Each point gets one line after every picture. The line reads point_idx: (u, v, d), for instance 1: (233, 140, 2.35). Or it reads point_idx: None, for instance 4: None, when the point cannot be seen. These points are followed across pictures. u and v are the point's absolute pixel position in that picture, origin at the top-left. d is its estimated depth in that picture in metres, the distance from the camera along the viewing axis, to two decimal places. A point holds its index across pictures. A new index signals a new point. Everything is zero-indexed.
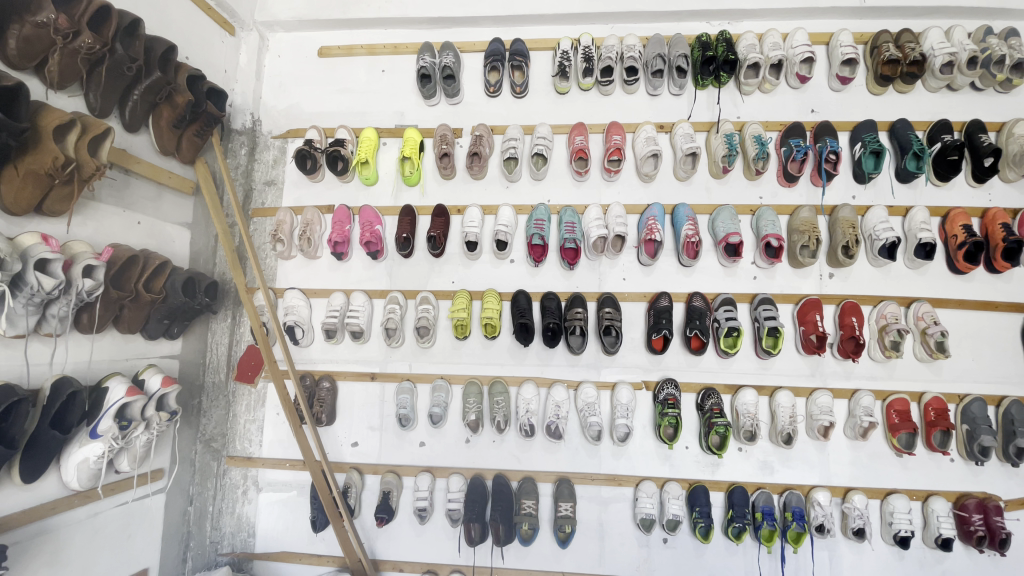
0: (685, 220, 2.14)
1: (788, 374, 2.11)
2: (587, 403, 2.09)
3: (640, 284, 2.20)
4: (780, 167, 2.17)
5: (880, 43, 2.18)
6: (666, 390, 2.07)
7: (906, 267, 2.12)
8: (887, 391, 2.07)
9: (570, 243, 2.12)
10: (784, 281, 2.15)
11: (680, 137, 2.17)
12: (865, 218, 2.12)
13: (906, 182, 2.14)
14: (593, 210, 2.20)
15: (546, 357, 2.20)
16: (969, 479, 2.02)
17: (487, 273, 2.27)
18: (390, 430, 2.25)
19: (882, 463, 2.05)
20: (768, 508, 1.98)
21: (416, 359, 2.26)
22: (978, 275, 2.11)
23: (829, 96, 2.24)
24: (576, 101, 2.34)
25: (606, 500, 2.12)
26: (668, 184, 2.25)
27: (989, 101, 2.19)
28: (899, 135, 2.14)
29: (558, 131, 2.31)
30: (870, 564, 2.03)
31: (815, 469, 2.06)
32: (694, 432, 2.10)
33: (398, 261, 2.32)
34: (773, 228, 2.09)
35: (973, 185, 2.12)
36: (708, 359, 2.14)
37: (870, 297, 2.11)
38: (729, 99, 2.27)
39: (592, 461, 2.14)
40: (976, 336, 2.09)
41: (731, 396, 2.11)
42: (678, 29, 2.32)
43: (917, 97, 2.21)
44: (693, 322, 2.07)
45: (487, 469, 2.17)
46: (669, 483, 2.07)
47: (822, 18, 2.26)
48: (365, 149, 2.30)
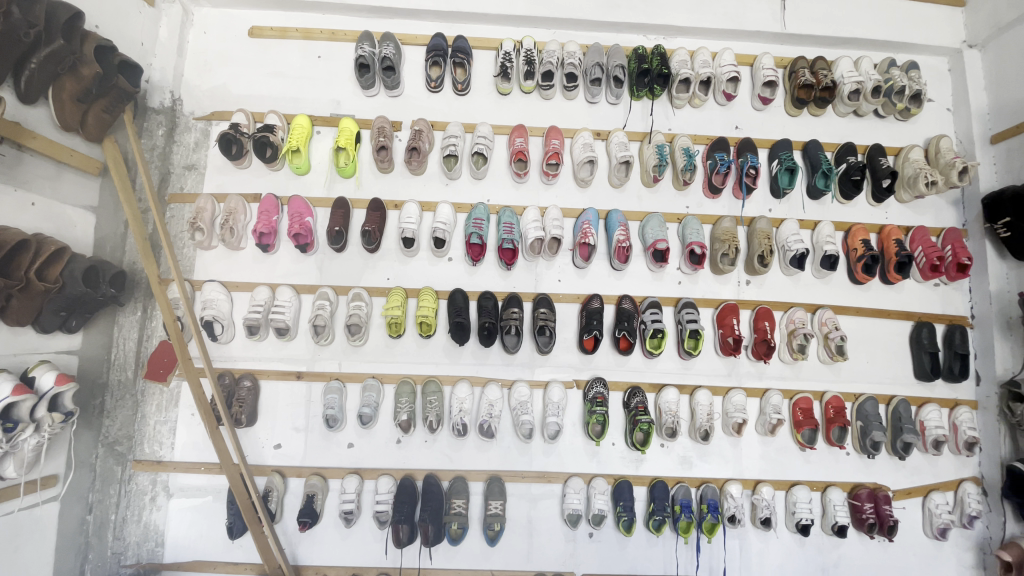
0: (617, 225, 2.21)
1: (707, 374, 2.23)
2: (520, 401, 2.11)
3: (574, 286, 2.25)
4: (706, 179, 2.29)
5: (797, 68, 2.35)
6: (595, 389, 2.14)
7: (813, 277, 2.31)
8: (794, 390, 2.24)
9: (508, 243, 2.13)
10: (706, 286, 2.28)
11: (615, 145, 2.24)
12: (779, 230, 2.29)
13: (816, 198, 2.33)
14: (531, 212, 2.23)
15: (481, 356, 2.20)
16: (862, 471, 2.23)
17: (424, 270, 2.24)
18: (317, 431, 2.17)
19: (788, 457, 2.22)
20: (687, 501, 2.10)
21: (346, 358, 2.19)
22: (875, 286, 2.33)
23: (753, 115, 2.39)
24: (518, 103, 2.35)
25: (536, 497, 2.15)
26: (603, 190, 2.32)
27: (889, 127, 2.42)
28: (810, 154, 2.31)
29: (499, 132, 2.32)
30: (775, 550, 2.19)
31: (729, 463, 2.20)
32: (621, 428, 2.18)
33: (330, 255, 2.24)
34: (697, 237, 2.21)
35: (872, 204, 2.35)
36: (636, 359, 2.23)
37: (781, 303, 2.28)
38: (663, 111, 2.37)
39: (523, 459, 2.16)
40: (872, 341, 2.30)
41: (655, 395, 2.21)
42: (617, 40, 2.40)
43: (829, 121, 2.41)
44: (622, 323, 2.15)
45: (418, 469, 2.14)
46: (595, 479, 2.13)
47: (747, 41, 2.41)
48: (296, 137, 2.20)
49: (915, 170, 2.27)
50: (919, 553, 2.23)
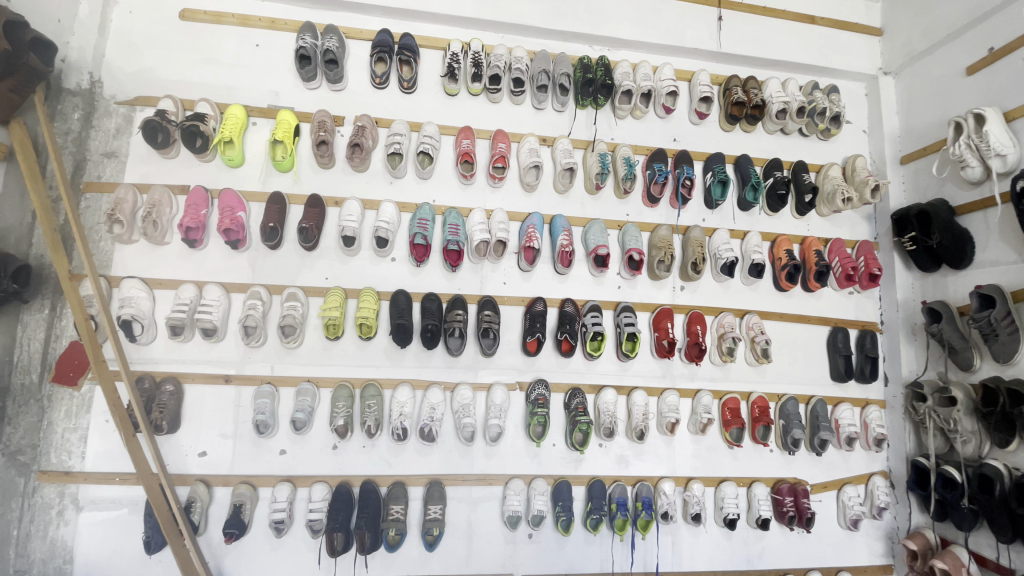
0: (561, 230, 2.25)
1: (644, 376, 2.31)
2: (462, 404, 2.09)
3: (519, 288, 2.27)
4: (645, 188, 2.38)
5: (731, 86, 2.49)
6: (537, 391, 2.16)
7: (742, 284, 2.44)
8: (723, 391, 2.36)
9: (453, 244, 2.12)
10: (644, 291, 2.36)
11: (560, 152, 2.29)
12: (712, 239, 2.41)
13: (745, 210, 2.47)
14: (476, 214, 2.23)
15: (424, 358, 2.16)
16: (783, 466, 2.38)
17: (365, 270, 2.18)
18: (246, 437, 2.06)
19: (718, 454, 2.33)
20: (623, 499, 2.16)
21: (280, 361, 2.10)
22: (797, 293, 2.49)
23: (690, 128, 2.50)
24: (465, 104, 2.35)
25: (476, 500, 2.14)
26: (548, 195, 2.35)
27: (812, 146, 2.60)
28: (741, 168, 2.45)
29: (446, 132, 2.30)
30: (704, 544, 2.29)
31: (663, 461, 2.28)
32: (562, 429, 2.21)
33: (264, 252, 2.15)
34: (636, 243, 2.29)
35: (795, 217, 2.52)
36: (577, 361, 2.27)
37: (712, 308, 2.40)
38: (606, 120, 2.44)
39: (464, 462, 2.14)
40: (793, 345, 2.46)
41: (595, 396, 2.26)
42: (563, 49, 2.44)
43: (758, 137, 2.56)
44: (564, 326, 2.19)
45: (355, 475, 2.08)
46: (535, 480, 2.15)
47: (686, 57, 2.53)
48: (230, 127, 2.09)
49: (833, 186, 2.45)
50: (834, 543, 2.39)
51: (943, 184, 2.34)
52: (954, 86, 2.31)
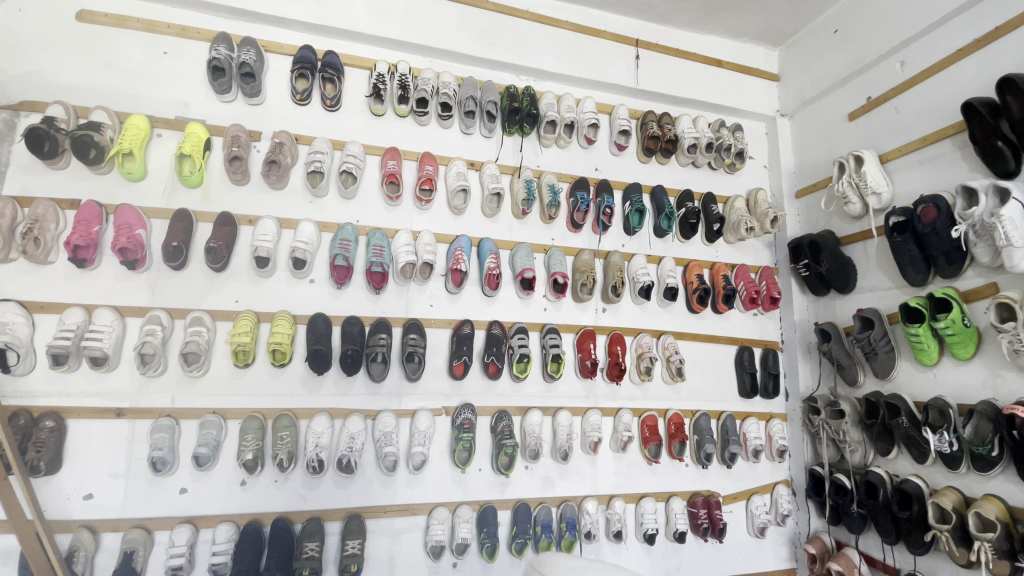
0: (488, 252, 2.28)
1: (568, 397, 2.36)
2: (384, 432, 2.03)
3: (446, 311, 2.25)
4: (569, 215, 2.47)
5: (647, 120, 2.65)
6: (463, 415, 2.14)
7: (659, 306, 2.58)
8: (642, 409, 2.46)
9: (377, 266, 2.08)
10: (568, 313, 2.43)
11: (487, 176, 2.32)
12: (630, 264, 2.54)
13: (660, 237, 2.62)
14: (402, 235, 2.20)
15: (344, 386, 2.08)
16: (697, 480, 2.50)
17: (282, 293, 2.08)
18: (141, 476, 1.87)
19: (638, 471, 2.41)
20: (548, 521, 2.17)
21: (182, 392, 1.94)
22: (708, 315, 2.66)
23: (610, 158, 2.63)
24: (392, 125, 2.32)
25: (399, 531, 2.06)
26: (476, 219, 2.37)
27: (720, 179, 2.82)
28: (656, 198, 2.61)
29: (371, 152, 2.26)
30: (626, 561, 2.34)
31: (587, 480, 2.33)
32: (488, 454, 2.20)
33: (166, 273, 1.99)
34: (560, 267, 2.37)
35: (705, 244, 2.71)
36: (504, 384, 2.27)
37: (632, 329, 2.51)
38: (532, 148, 2.51)
39: (386, 492, 2.06)
40: (705, 364, 2.62)
41: (521, 418, 2.27)
42: (491, 76, 2.50)
43: (672, 169, 2.73)
44: (491, 348, 2.20)
45: (266, 512, 1.95)
46: (460, 507, 2.11)
47: (607, 92, 2.67)
48: (129, 138, 1.94)
49: (738, 217, 2.66)
50: (744, 550, 2.53)
51: (830, 217, 2.61)
52: (839, 130, 2.59)
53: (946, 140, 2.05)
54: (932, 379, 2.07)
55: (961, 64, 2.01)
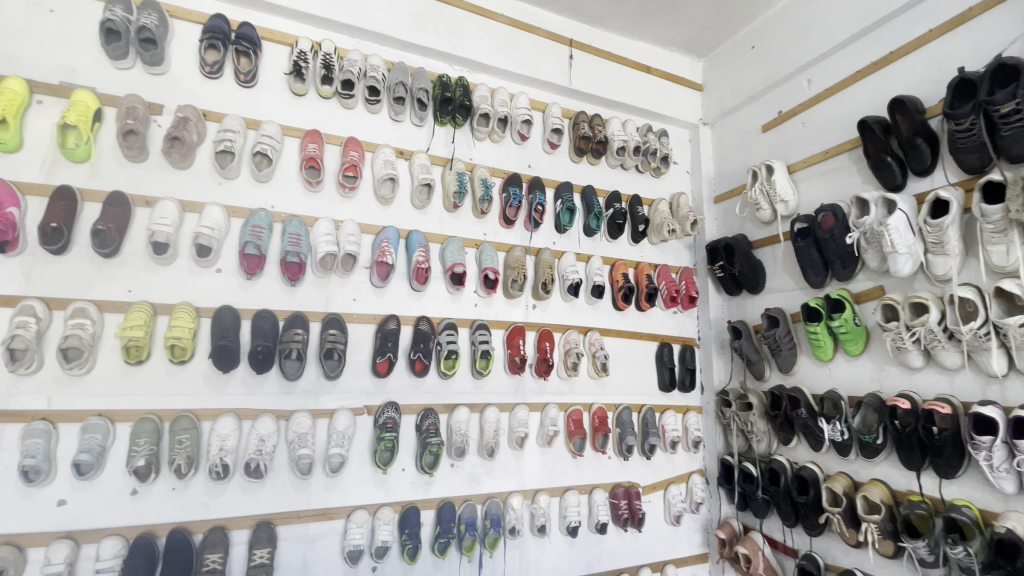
0: (416, 246, 2.20)
1: (496, 393, 2.34)
2: (299, 433, 1.90)
3: (370, 305, 2.15)
4: (501, 210, 2.45)
5: (580, 120, 2.69)
6: (386, 414, 2.05)
7: (587, 304, 2.62)
8: (568, 403, 2.50)
9: (293, 256, 1.95)
10: (499, 309, 2.41)
11: (417, 166, 2.25)
12: (560, 261, 2.56)
13: (590, 236, 2.67)
14: (323, 224, 2.07)
15: (254, 384, 1.93)
16: (619, 472, 2.58)
17: (184, 283, 1.89)
18: (7, 489, 1.63)
19: (562, 465, 2.44)
20: (472, 519, 2.14)
21: (61, 392, 1.71)
22: (632, 312, 2.75)
23: (543, 156, 2.64)
24: (314, 107, 2.18)
25: (313, 537, 1.94)
26: (405, 210, 2.28)
27: (646, 181, 2.91)
28: (586, 198, 2.65)
29: (289, 134, 2.11)
30: (549, 555, 2.35)
31: (512, 476, 2.32)
32: (412, 453, 2.13)
33: (43, 258, 1.75)
34: (491, 262, 2.34)
35: (631, 244, 2.79)
36: (430, 381, 2.21)
37: (560, 325, 2.54)
38: (464, 140, 2.45)
39: (300, 497, 1.94)
40: (628, 360, 2.70)
41: (447, 416, 2.22)
42: (422, 63, 2.42)
43: (602, 170, 2.79)
44: (417, 345, 2.14)
45: (161, 524, 1.76)
46: (381, 509, 2.03)
47: (541, 89, 2.67)
48: (3, 104, 1.68)
49: (662, 219, 2.78)
50: (661, 538, 2.64)
51: (744, 222, 2.77)
52: (754, 140, 2.75)
53: (845, 153, 2.23)
54: (828, 373, 2.26)
55: (860, 84, 2.20)
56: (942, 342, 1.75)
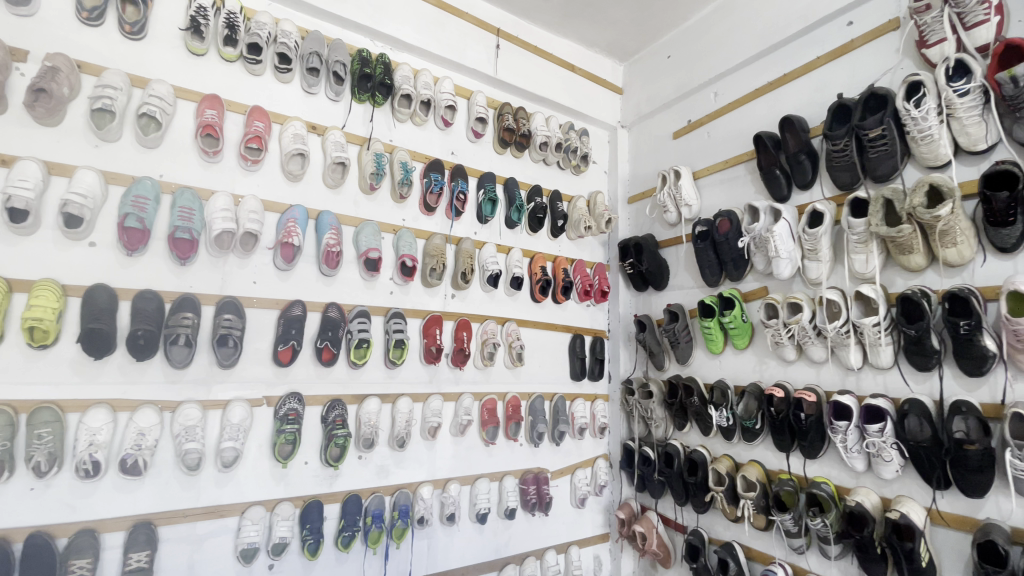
0: (327, 227, 2.10)
1: (410, 383, 2.30)
2: (186, 426, 1.75)
3: (272, 289, 2.01)
4: (421, 196, 2.40)
5: (504, 111, 2.69)
6: (288, 405, 1.96)
7: (505, 295, 2.65)
8: (482, 392, 2.51)
9: (183, 232, 1.78)
10: (416, 297, 2.36)
11: (331, 143, 2.13)
12: (481, 252, 2.56)
13: (511, 228, 2.69)
14: (220, 198, 1.90)
15: (133, 372, 1.74)
16: (529, 458, 2.64)
17: (49, 256, 1.65)
18: None
19: (474, 454, 2.46)
20: (379, 511, 2.09)
21: None
22: (549, 304, 2.82)
23: (466, 144, 2.61)
24: (215, 70, 1.99)
25: (201, 537, 1.80)
26: (316, 189, 2.15)
27: (567, 178, 2.99)
28: (509, 189, 2.67)
29: (184, 96, 1.91)
30: (458, 542, 2.36)
31: (423, 466, 2.30)
32: (316, 445, 2.04)
33: None
34: (409, 249, 2.29)
35: (551, 239, 2.86)
36: (339, 371, 2.12)
37: (478, 316, 2.54)
38: (384, 120, 2.36)
39: (186, 494, 1.79)
40: (543, 350, 2.77)
41: (357, 407, 2.14)
42: (341, 35, 2.28)
43: (525, 163, 2.81)
44: (326, 333, 2.05)
45: (14, 529, 1.54)
46: (280, 504, 1.92)
47: (466, 75, 2.63)
48: None
49: (579, 215, 2.87)
50: (567, 521, 2.74)
51: (653, 223, 2.93)
52: (666, 146, 2.91)
53: (742, 164, 2.42)
54: (718, 364, 2.46)
55: (758, 101, 2.39)
56: (812, 339, 1.97)
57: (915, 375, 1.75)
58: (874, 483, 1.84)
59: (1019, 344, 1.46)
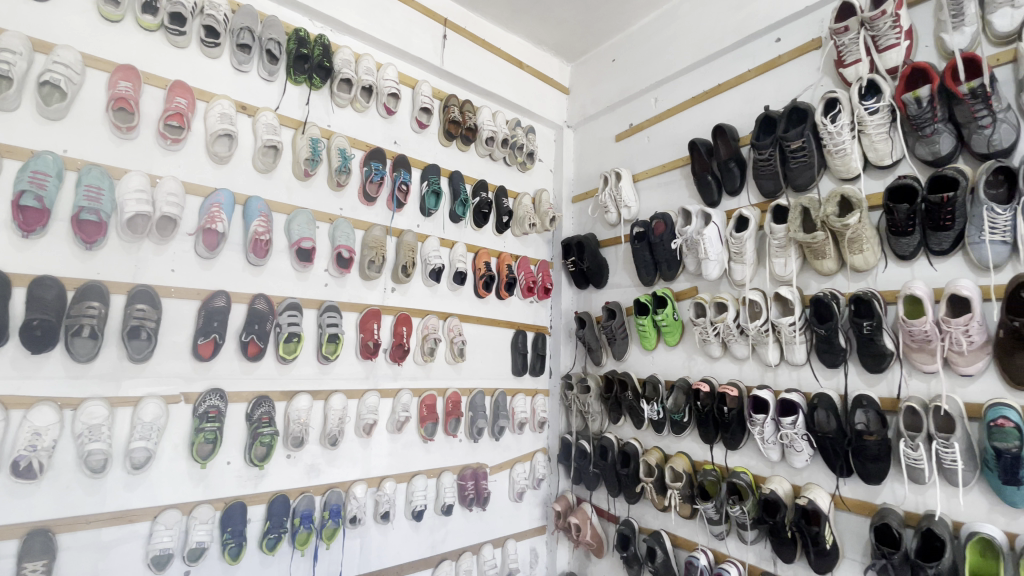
0: (256, 214, 1.99)
1: (344, 379, 2.23)
2: (90, 425, 1.61)
3: (192, 278, 1.88)
4: (361, 185, 2.32)
5: (450, 103, 2.66)
6: (209, 402, 1.84)
7: (448, 290, 2.62)
8: (421, 388, 2.48)
9: (89, 213, 1.63)
10: (352, 290, 2.28)
11: (262, 125, 2.02)
12: (423, 245, 2.52)
13: (454, 222, 2.66)
14: (134, 178, 1.76)
15: (29, 367, 1.58)
16: (468, 454, 2.63)
17: None
18: None
19: (412, 450, 2.42)
20: (308, 511, 2.02)
21: None
22: (492, 300, 2.81)
23: (410, 134, 2.55)
24: (132, 39, 1.83)
25: (107, 545, 1.66)
26: (245, 173, 2.04)
27: (512, 174, 2.99)
28: (453, 183, 2.64)
29: (94, 66, 1.74)
30: (392, 541, 2.32)
31: (357, 464, 2.23)
32: (240, 444, 1.94)
33: None
34: (346, 240, 2.21)
35: (495, 234, 2.85)
36: (267, 366, 2.02)
37: (419, 310, 2.50)
38: (322, 105, 2.26)
39: (90, 499, 1.64)
40: (485, 346, 2.76)
41: (286, 404, 2.05)
42: (277, 12, 2.16)
43: (471, 157, 2.79)
44: (252, 326, 1.94)
45: None
46: (198, 507, 1.81)
47: (411, 64, 2.57)
48: None
49: (525, 212, 2.88)
50: (504, 515, 2.76)
51: (595, 222, 2.99)
52: (608, 147, 2.97)
53: (678, 169, 2.52)
54: (651, 360, 2.55)
55: (694, 108, 2.49)
56: (735, 337, 2.08)
57: (825, 371, 1.89)
58: (787, 472, 1.97)
59: (913, 343, 1.61)
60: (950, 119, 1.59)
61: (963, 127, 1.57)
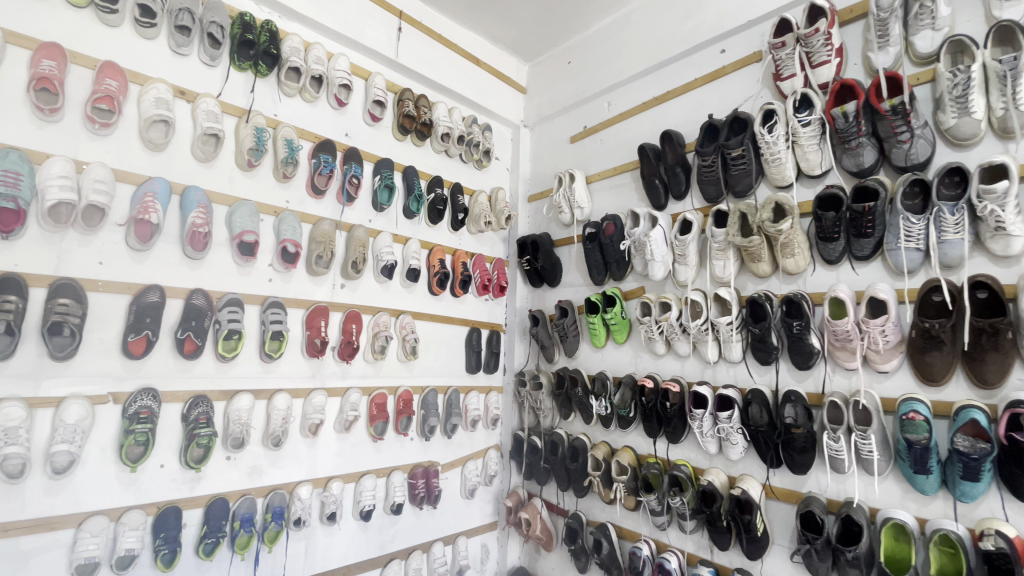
0: (193, 205, 1.90)
1: (289, 377, 2.16)
2: (5, 428, 1.50)
3: (122, 271, 1.78)
4: (309, 178, 2.26)
5: (404, 97, 2.62)
6: (140, 403, 1.75)
7: (400, 287, 2.59)
8: (371, 386, 2.44)
9: (5, 200, 1.51)
10: (299, 285, 2.22)
11: (202, 112, 1.93)
12: (375, 240, 2.48)
13: (408, 218, 2.63)
14: (57, 164, 1.64)
15: None
16: (420, 452, 2.62)
17: None
18: None
19: (360, 450, 2.38)
20: (249, 514, 1.95)
21: None
22: (446, 298, 2.80)
23: (362, 127, 2.50)
24: (57, 14, 1.70)
25: (24, 556, 1.54)
26: (183, 161, 1.94)
27: (468, 171, 2.98)
28: (407, 178, 2.61)
29: (13, 41, 1.61)
30: (339, 542, 2.27)
31: (303, 465, 2.18)
32: (175, 446, 1.85)
33: None
34: (292, 234, 2.15)
35: (450, 231, 2.84)
36: (205, 364, 1.94)
37: (370, 307, 2.46)
38: (268, 93, 2.18)
39: (5, 507, 1.52)
40: (438, 343, 2.75)
41: (225, 403, 1.98)
42: None
43: (427, 153, 2.76)
44: (188, 322, 1.86)
45: None
46: (128, 513, 1.72)
47: (364, 55, 2.52)
48: None
49: (480, 210, 2.88)
50: (456, 512, 2.76)
51: (549, 222, 3.03)
52: (564, 148, 3.01)
53: (629, 171, 2.58)
54: (600, 357, 2.62)
55: (644, 113, 2.56)
56: (678, 335, 2.16)
57: (759, 368, 1.99)
58: (724, 464, 2.07)
59: (837, 342, 1.72)
60: (873, 133, 1.70)
61: (884, 141, 1.68)
